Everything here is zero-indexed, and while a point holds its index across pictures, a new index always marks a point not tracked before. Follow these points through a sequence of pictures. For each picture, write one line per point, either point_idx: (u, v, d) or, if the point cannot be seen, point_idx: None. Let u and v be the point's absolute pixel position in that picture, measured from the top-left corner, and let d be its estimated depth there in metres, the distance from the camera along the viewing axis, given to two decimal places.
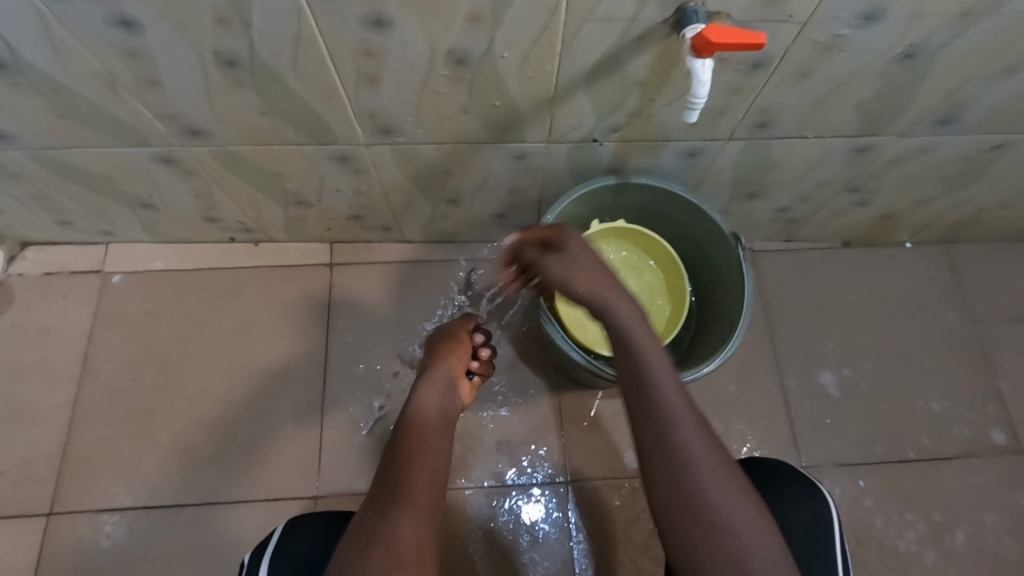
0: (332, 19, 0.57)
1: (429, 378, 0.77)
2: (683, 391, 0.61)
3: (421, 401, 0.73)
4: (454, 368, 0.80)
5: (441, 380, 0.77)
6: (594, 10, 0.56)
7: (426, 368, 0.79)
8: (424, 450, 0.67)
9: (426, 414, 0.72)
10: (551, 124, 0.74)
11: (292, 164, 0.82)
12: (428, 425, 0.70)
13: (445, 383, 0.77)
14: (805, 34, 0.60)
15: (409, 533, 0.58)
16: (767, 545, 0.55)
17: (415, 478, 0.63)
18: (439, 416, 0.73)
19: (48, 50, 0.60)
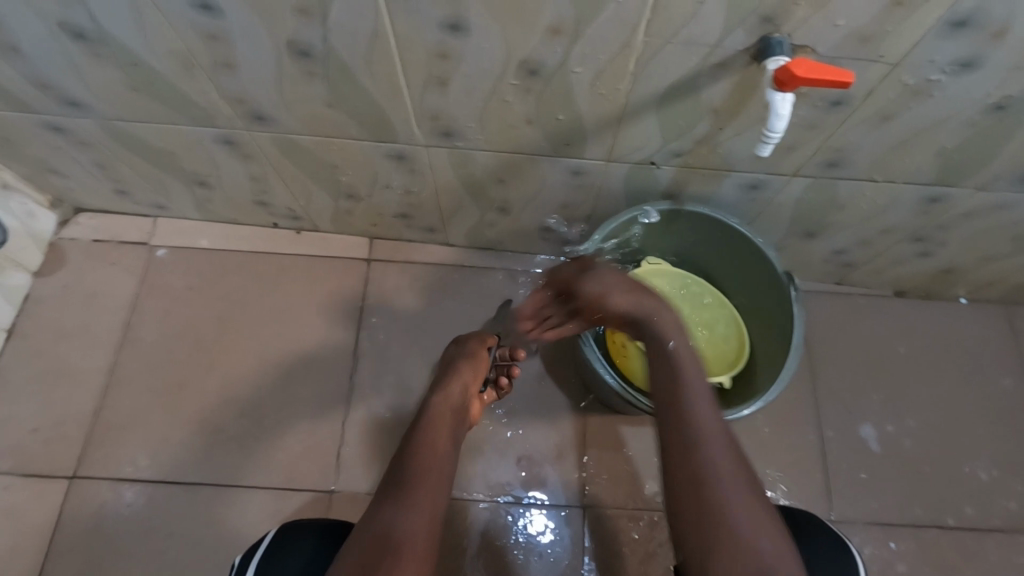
0: (412, 19, 0.57)
1: (445, 395, 0.75)
2: (717, 418, 0.63)
3: (436, 406, 0.73)
4: (470, 385, 0.77)
5: (456, 401, 0.75)
6: (678, 33, 0.55)
7: (443, 377, 0.77)
8: (436, 463, 0.66)
9: (437, 424, 0.70)
10: (613, 143, 0.72)
11: (348, 157, 0.82)
12: (438, 433, 0.69)
13: (462, 394, 0.76)
14: (893, 76, 0.58)
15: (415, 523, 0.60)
16: (787, 556, 0.55)
17: (425, 481, 0.64)
18: (452, 432, 0.71)
19: (132, 25, 0.61)
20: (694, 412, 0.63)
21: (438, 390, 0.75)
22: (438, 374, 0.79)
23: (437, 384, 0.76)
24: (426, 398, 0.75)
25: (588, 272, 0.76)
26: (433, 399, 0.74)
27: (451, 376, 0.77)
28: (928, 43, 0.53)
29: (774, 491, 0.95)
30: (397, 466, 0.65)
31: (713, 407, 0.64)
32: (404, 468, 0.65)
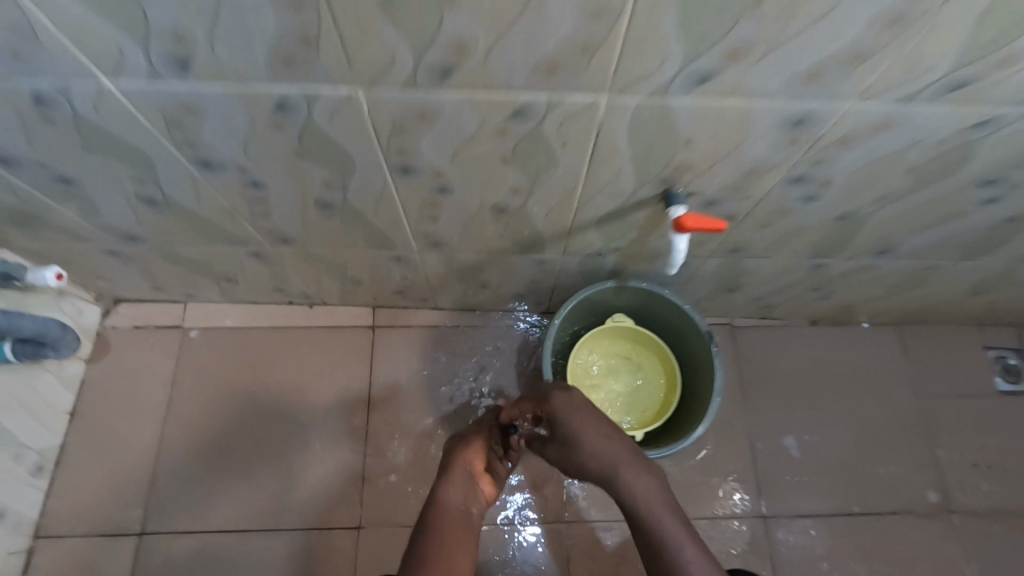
0: (409, 187, 0.76)
1: (450, 474, 0.84)
2: (682, 520, 0.81)
3: (445, 489, 0.83)
4: (474, 462, 0.86)
5: (461, 477, 0.84)
6: (604, 189, 0.76)
7: (451, 456, 0.87)
8: (441, 543, 0.78)
9: (444, 503, 0.82)
10: (566, 245, 0.93)
11: (356, 259, 1.02)
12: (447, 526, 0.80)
13: (467, 481, 0.84)
14: (763, 205, 0.79)
15: None
16: None
17: (436, 554, 0.77)
18: (457, 507, 0.82)
19: (191, 195, 0.80)
20: (664, 521, 0.80)
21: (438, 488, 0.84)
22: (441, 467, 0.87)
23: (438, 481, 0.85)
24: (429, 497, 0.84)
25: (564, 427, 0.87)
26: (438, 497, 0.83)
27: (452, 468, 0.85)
28: (780, 189, 0.75)
29: (718, 496, 1.17)
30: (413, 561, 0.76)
31: (670, 507, 0.82)
32: (417, 547, 0.78)
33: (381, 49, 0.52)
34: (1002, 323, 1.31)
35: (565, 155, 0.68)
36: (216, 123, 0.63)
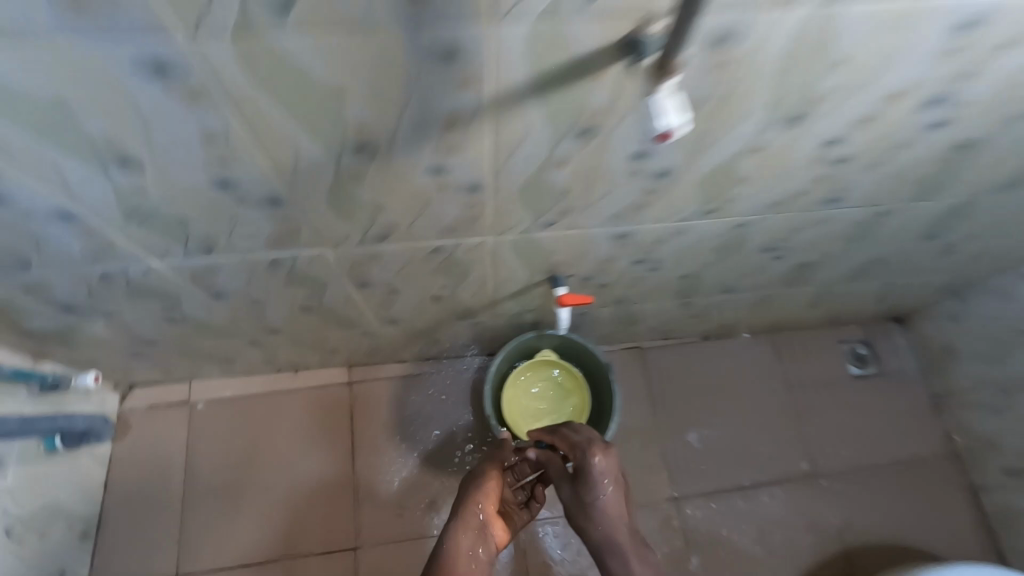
0: (368, 292, 1.05)
1: (464, 521, 0.96)
2: None
3: (454, 538, 0.94)
4: (486, 507, 0.98)
5: (473, 522, 0.96)
6: (508, 280, 1.06)
7: (467, 491, 0.99)
8: None
9: (456, 546, 0.94)
10: (491, 313, 1.23)
11: (332, 337, 1.29)
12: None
13: (477, 528, 0.96)
14: (624, 277, 1.11)
15: None
16: None
17: None
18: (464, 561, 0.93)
19: (204, 313, 1.07)
20: None
21: (450, 530, 0.95)
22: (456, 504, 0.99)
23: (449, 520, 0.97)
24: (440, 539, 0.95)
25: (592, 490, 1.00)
26: (446, 543, 0.94)
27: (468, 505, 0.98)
28: (631, 268, 1.07)
29: (638, 486, 1.49)
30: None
31: None
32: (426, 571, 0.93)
33: (338, 231, 0.80)
34: (850, 322, 1.67)
35: (474, 266, 0.98)
36: (227, 274, 0.90)
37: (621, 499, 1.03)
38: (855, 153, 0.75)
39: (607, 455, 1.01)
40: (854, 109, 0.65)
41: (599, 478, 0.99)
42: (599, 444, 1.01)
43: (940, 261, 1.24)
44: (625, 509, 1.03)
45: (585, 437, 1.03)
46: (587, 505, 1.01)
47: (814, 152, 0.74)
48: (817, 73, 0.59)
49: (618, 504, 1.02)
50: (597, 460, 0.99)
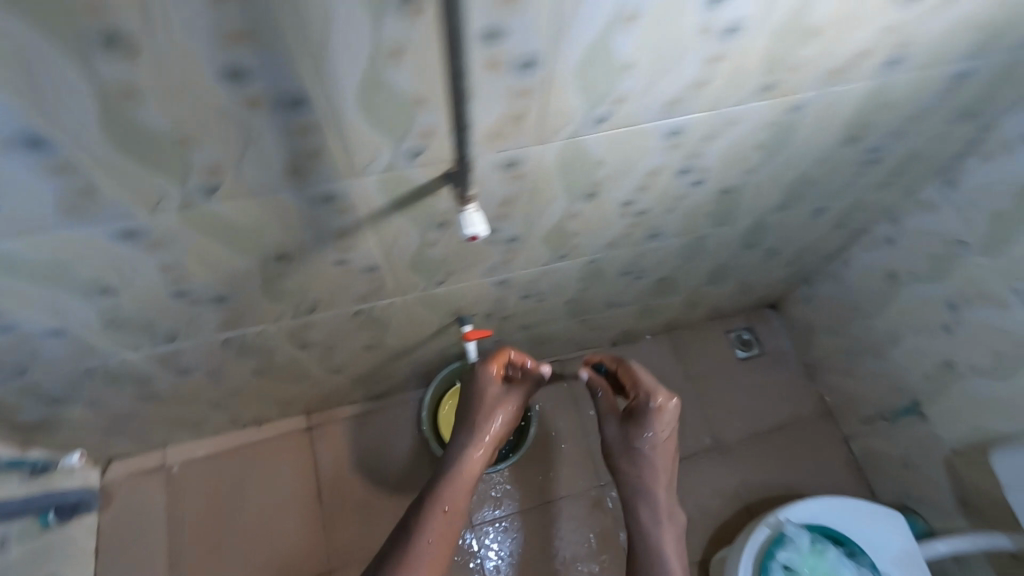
0: (309, 352, 1.28)
1: (484, 436, 1.21)
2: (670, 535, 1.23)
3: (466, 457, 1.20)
4: (496, 431, 1.24)
5: (489, 442, 1.23)
6: (424, 327, 1.31)
7: (492, 407, 1.24)
8: (459, 500, 1.16)
9: (468, 460, 1.21)
10: (419, 353, 1.47)
11: (286, 391, 1.50)
12: (461, 481, 1.18)
13: (489, 446, 1.23)
14: (519, 310, 1.37)
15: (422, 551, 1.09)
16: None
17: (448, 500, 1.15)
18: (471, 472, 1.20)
19: (171, 387, 1.27)
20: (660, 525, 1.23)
21: (473, 442, 1.21)
22: (476, 419, 1.23)
23: (477, 431, 1.21)
24: (466, 447, 1.21)
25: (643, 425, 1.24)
26: (472, 455, 1.21)
27: (490, 419, 1.23)
28: (522, 303, 1.33)
29: None
30: (444, 484, 1.17)
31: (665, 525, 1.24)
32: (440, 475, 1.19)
33: (275, 312, 1.03)
34: (733, 314, 1.98)
35: (392, 320, 1.22)
36: (188, 354, 1.12)
37: (662, 450, 1.26)
38: (649, 206, 1.03)
39: (665, 408, 1.24)
40: (630, 184, 0.93)
41: (647, 422, 1.24)
42: (666, 401, 1.24)
43: (773, 259, 1.55)
44: (667, 458, 1.27)
45: (651, 388, 1.25)
46: (631, 440, 1.25)
47: (619, 209, 1.01)
48: (589, 169, 0.86)
49: (663, 443, 1.26)
50: (656, 410, 1.23)
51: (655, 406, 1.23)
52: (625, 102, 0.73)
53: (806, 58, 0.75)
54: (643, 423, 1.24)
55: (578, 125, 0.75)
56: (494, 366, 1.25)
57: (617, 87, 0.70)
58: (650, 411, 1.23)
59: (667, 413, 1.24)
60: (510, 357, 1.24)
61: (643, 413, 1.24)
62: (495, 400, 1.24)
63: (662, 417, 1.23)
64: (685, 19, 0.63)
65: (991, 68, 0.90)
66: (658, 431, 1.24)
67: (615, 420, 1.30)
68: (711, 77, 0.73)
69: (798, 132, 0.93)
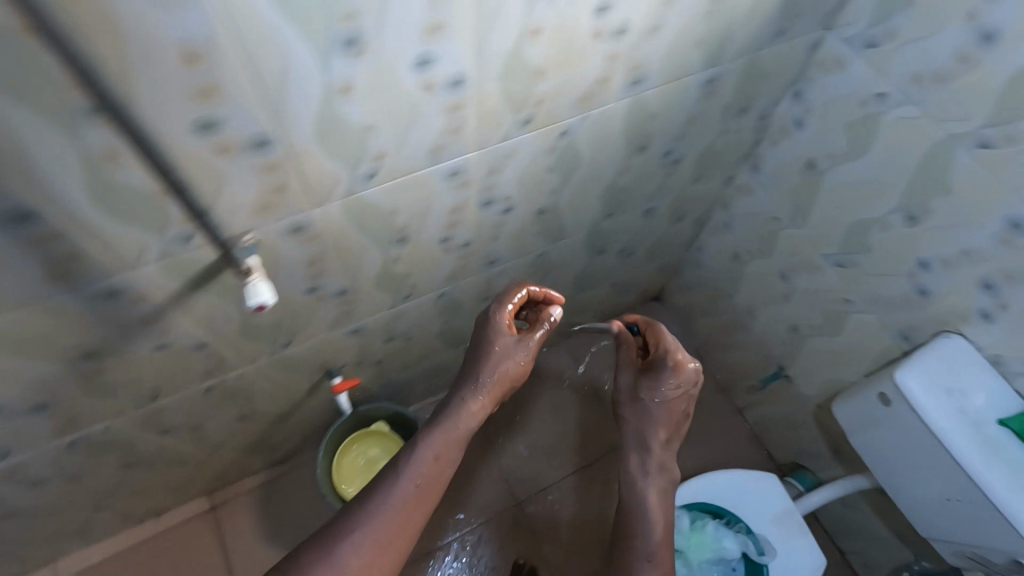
0: (176, 435, 1.25)
1: (488, 380, 1.06)
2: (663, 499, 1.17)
3: (459, 407, 1.05)
4: (508, 367, 1.06)
5: (494, 387, 1.07)
6: (293, 387, 1.31)
7: (494, 352, 1.05)
8: (452, 445, 1.04)
9: (467, 406, 1.05)
10: (302, 412, 1.46)
11: (172, 476, 1.46)
12: (457, 436, 1.05)
13: (489, 394, 1.07)
14: (390, 353, 1.39)
15: (403, 514, 0.97)
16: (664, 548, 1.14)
17: (441, 448, 1.03)
18: (466, 418, 1.05)
19: (32, 502, 1.21)
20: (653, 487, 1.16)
21: (473, 393, 1.06)
22: (484, 370, 1.05)
23: (479, 384, 1.05)
24: (465, 398, 1.06)
25: (660, 384, 1.13)
26: (470, 407, 1.06)
27: (496, 371, 1.05)
28: (389, 346, 1.35)
29: None
30: (435, 432, 1.04)
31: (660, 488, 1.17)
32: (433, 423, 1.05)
33: (112, 406, 1.01)
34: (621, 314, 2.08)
35: (254, 388, 1.22)
36: (34, 466, 1.08)
37: (670, 409, 1.16)
38: (470, 237, 1.09)
39: (684, 369, 1.11)
40: (436, 223, 0.98)
41: (661, 378, 1.12)
42: (686, 362, 1.12)
43: (630, 258, 1.65)
44: (675, 415, 1.17)
45: (671, 346, 1.13)
46: (644, 394, 1.15)
47: (440, 246, 1.06)
48: (386, 219, 0.90)
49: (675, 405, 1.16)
50: (672, 368, 1.12)
51: (675, 365, 1.11)
52: (386, 156, 0.78)
53: (546, 92, 0.82)
54: (659, 379, 1.13)
55: (348, 184, 0.79)
56: (506, 307, 1.07)
57: (368, 146, 0.74)
58: (666, 368, 1.12)
59: (689, 375, 1.12)
60: (526, 291, 1.08)
61: (658, 368, 1.13)
62: (501, 350, 1.05)
63: (683, 376, 1.12)
64: (402, 82, 0.68)
65: (732, 72, 1.02)
66: (672, 392, 1.13)
67: (631, 371, 1.19)
68: (461, 122, 0.79)
69: (583, 150, 1.01)
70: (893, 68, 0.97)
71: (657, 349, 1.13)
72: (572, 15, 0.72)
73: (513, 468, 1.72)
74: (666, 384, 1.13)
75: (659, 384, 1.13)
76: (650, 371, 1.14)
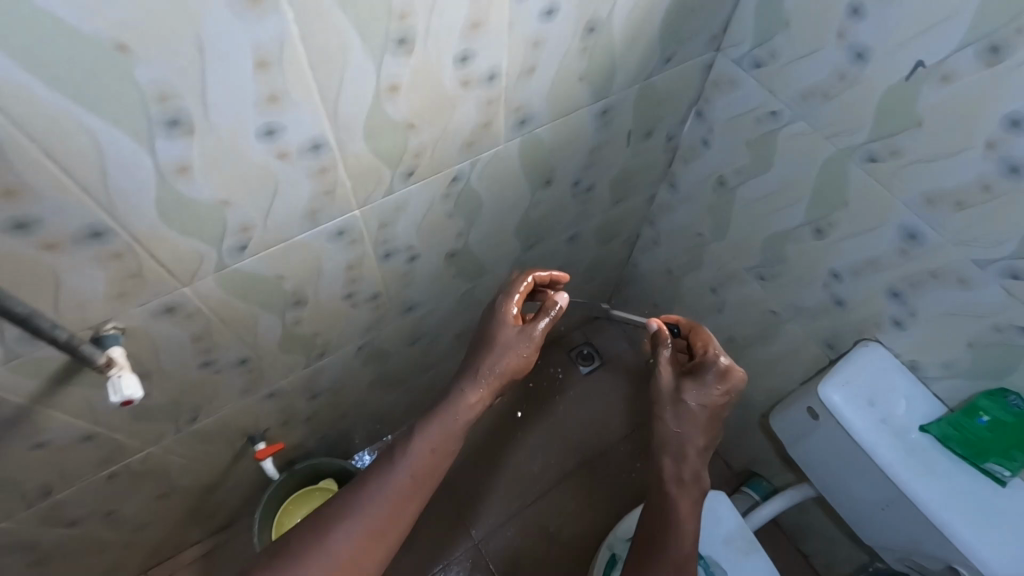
0: (87, 525, 1.16)
1: (485, 370, 0.92)
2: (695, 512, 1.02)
3: (455, 400, 0.92)
4: (510, 361, 0.92)
5: (494, 382, 0.93)
6: (214, 459, 1.23)
7: (495, 342, 0.93)
8: (445, 442, 0.90)
9: (460, 401, 0.92)
10: (232, 479, 1.38)
11: (96, 563, 1.36)
12: (453, 429, 0.91)
13: (490, 388, 0.93)
14: (319, 409, 1.33)
15: (380, 517, 0.85)
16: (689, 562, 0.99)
17: (429, 443, 0.89)
18: (461, 416, 0.92)
19: None
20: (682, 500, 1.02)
21: (472, 385, 0.92)
22: (486, 360, 0.92)
23: (479, 373, 0.92)
24: (464, 389, 0.92)
25: (699, 383, 0.98)
26: (469, 400, 0.92)
27: (497, 363, 0.92)
28: (315, 402, 1.29)
29: None
30: (428, 423, 0.90)
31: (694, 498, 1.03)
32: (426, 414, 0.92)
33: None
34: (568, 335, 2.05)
35: (167, 466, 1.14)
36: None
37: (712, 418, 0.99)
38: (378, 289, 1.04)
39: (734, 374, 0.97)
40: (333, 282, 0.93)
41: (706, 381, 0.98)
42: (736, 368, 0.98)
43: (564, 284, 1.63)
44: (716, 425, 1.01)
45: (718, 348, 0.99)
46: (682, 398, 0.99)
47: (345, 302, 1.01)
48: (273, 286, 0.85)
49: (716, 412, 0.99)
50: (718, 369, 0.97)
51: (723, 371, 0.97)
52: (253, 228, 0.73)
53: (423, 143, 0.79)
54: (698, 383, 0.98)
55: (215, 259, 0.74)
56: (514, 297, 0.96)
57: (229, 221, 0.70)
58: (710, 366, 0.98)
59: (732, 376, 0.97)
60: (532, 277, 0.97)
61: (699, 369, 0.99)
62: (507, 340, 0.93)
63: (723, 378, 0.97)
64: (248, 155, 0.64)
65: (625, 101, 1.01)
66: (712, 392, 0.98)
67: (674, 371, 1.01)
68: (333, 184, 0.75)
69: (482, 192, 0.98)
70: (781, 86, 0.97)
71: (703, 352, 1.00)
72: (430, 68, 0.68)
73: (522, 469, 1.64)
74: (697, 389, 0.98)
75: (699, 388, 0.98)
76: (689, 372, 1.00)
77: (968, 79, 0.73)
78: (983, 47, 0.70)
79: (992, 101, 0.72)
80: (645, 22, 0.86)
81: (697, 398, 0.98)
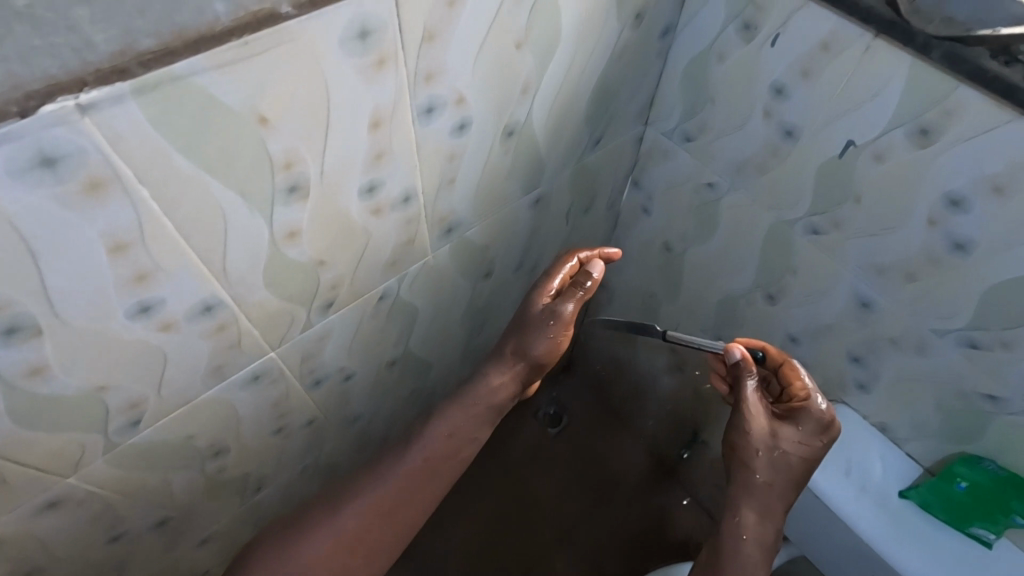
0: None
1: (514, 350, 0.86)
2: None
3: (482, 382, 0.87)
4: (536, 349, 0.85)
5: (519, 367, 0.87)
6: None
7: (524, 321, 0.86)
8: (463, 427, 0.85)
9: (484, 385, 0.86)
10: None
11: None
12: (474, 412, 0.86)
13: (517, 371, 0.87)
14: None
15: (383, 492, 0.81)
16: None
17: (449, 422, 0.85)
18: (484, 400, 0.86)
19: None
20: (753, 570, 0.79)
21: (498, 366, 0.87)
22: (513, 340, 0.87)
23: (504, 354, 0.87)
24: (487, 370, 0.87)
25: (795, 425, 0.83)
26: (492, 381, 0.87)
27: (524, 346, 0.86)
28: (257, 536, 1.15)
29: None
30: (451, 403, 0.86)
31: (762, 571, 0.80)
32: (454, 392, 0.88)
33: None
34: None
35: None
36: None
37: (801, 471, 0.83)
38: (313, 414, 0.94)
39: (833, 425, 0.83)
40: (256, 423, 0.83)
41: (806, 428, 0.83)
42: (835, 418, 0.84)
43: None
44: (802, 483, 0.84)
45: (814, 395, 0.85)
46: (768, 443, 0.83)
47: (275, 437, 0.90)
48: (182, 446, 0.74)
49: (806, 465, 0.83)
50: (820, 421, 0.82)
51: (825, 419, 0.83)
52: (144, 402, 0.63)
53: (338, 275, 0.70)
54: (794, 423, 0.83)
55: (101, 442, 0.63)
56: (554, 280, 0.88)
57: (110, 403, 0.59)
58: (811, 410, 0.83)
59: (828, 429, 0.83)
60: (575, 258, 0.90)
61: (790, 413, 0.84)
62: (534, 320, 0.86)
63: (814, 436, 0.83)
64: (121, 337, 0.54)
65: (558, 186, 0.96)
66: (807, 441, 0.83)
67: (766, 414, 0.85)
68: (237, 337, 0.66)
69: (417, 300, 0.90)
70: (715, 158, 0.93)
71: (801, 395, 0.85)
72: (333, 206, 0.61)
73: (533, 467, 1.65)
74: (791, 438, 0.83)
75: (794, 432, 0.83)
76: (782, 413, 0.85)
77: (900, 159, 0.71)
78: (913, 128, 0.68)
79: (927, 181, 0.70)
80: (568, 114, 0.81)
81: (790, 446, 0.82)
